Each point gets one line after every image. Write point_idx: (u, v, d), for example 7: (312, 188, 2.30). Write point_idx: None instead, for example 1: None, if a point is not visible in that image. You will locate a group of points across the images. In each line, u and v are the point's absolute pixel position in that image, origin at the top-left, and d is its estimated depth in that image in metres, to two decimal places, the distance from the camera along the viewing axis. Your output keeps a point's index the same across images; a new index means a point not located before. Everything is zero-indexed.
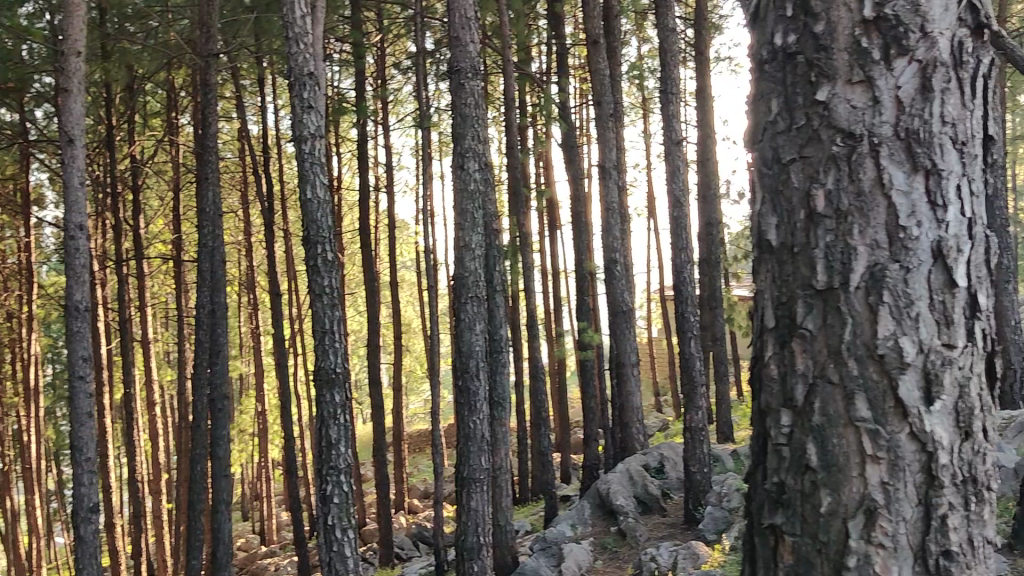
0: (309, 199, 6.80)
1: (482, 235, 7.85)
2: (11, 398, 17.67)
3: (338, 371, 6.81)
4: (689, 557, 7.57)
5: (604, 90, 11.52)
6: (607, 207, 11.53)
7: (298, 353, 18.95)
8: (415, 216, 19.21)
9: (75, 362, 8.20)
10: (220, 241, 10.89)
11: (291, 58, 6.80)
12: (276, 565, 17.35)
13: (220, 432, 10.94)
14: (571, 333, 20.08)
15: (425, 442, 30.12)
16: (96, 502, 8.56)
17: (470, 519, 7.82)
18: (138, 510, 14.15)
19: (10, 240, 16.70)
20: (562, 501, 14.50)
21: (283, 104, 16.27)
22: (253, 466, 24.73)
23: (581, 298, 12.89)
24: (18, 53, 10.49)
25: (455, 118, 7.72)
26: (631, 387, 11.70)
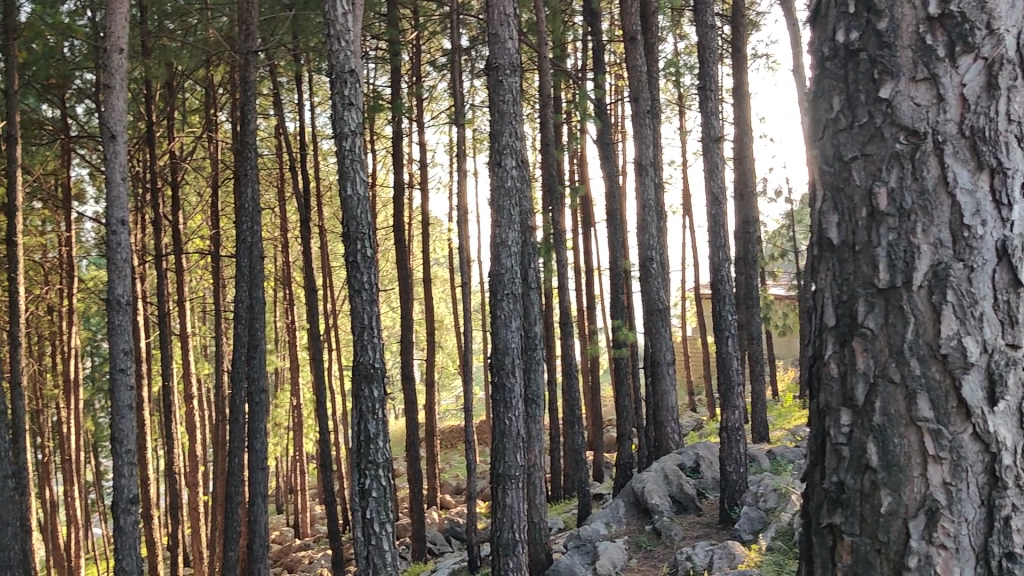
0: (349, 195, 6.84)
1: (519, 232, 7.82)
2: (52, 390, 17.92)
3: (377, 366, 6.84)
4: (725, 557, 7.55)
5: (642, 87, 11.45)
6: (644, 205, 11.48)
7: (333, 348, 19.06)
8: (449, 213, 19.24)
9: (117, 356, 8.31)
10: (258, 237, 10.98)
11: (333, 55, 6.82)
12: (310, 558, 17.48)
13: (257, 425, 11.03)
14: (605, 330, 20.02)
15: (457, 438, 30.23)
16: (135, 494, 8.66)
17: (506, 516, 7.83)
18: (175, 502, 14.31)
19: (52, 234, 16.95)
20: (595, 498, 14.48)
21: (320, 101, 16.37)
22: (288, 459, 24.94)
23: (616, 295, 12.86)
24: (61, 50, 10.62)
25: (493, 115, 7.73)
26: (667, 386, 11.65)
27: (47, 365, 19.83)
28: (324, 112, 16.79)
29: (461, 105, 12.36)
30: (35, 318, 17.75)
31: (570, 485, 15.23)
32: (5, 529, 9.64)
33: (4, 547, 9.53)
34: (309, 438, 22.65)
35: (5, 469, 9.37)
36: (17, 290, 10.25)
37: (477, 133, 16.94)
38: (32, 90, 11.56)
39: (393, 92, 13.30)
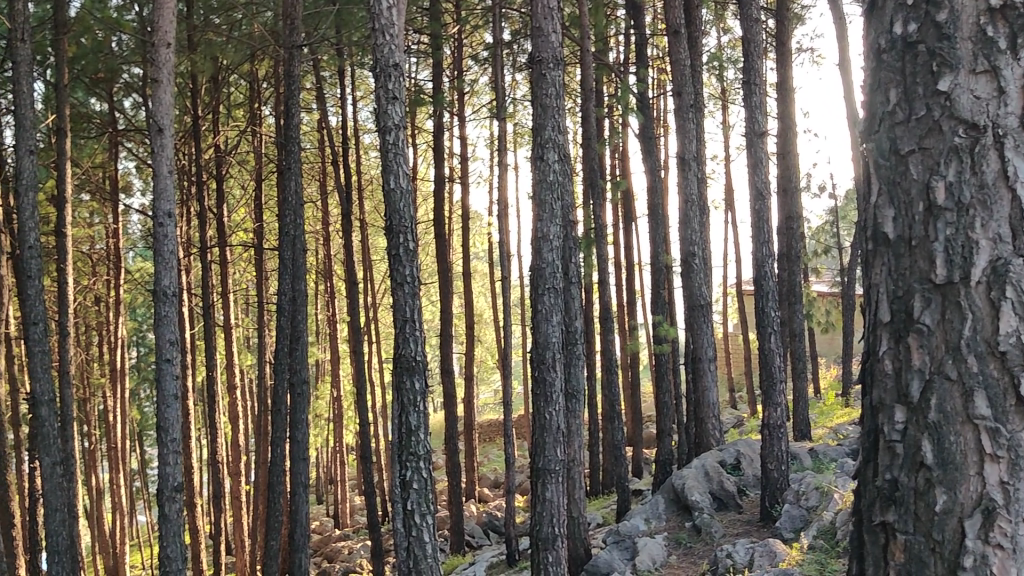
0: (392, 188, 6.88)
1: (560, 226, 7.80)
2: (99, 379, 18.24)
3: (418, 358, 6.86)
4: (766, 555, 7.49)
5: (685, 81, 11.37)
6: (686, 199, 11.42)
7: (373, 341, 19.17)
8: (490, 207, 19.25)
9: (163, 346, 8.44)
10: (301, 231, 11.07)
11: (378, 48, 6.85)
12: (349, 548, 17.62)
13: (299, 415, 11.11)
14: (646, 326, 19.94)
15: (497, 431, 30.28)
16: (179, 482, 8.77)
17: (545, 510, 7.83)
18: (217, 491, 14.49)
19: (100, 226, 17.24)
20: (634, 494, 14.44)
21: (362, 95, 16.46)
22: (328, 451, 25.17)
23: (657, 291, 12.80)
24: (110, 44, 10.95)
25: (535, 109, 7.72)
26: (708, 382, 11.57)
27: (94, 356, 20.21)
28: (366, 106, 16.88)
29: (503, 99, 12.35)
30: (83, 309, 18.07)
31: (609, 480, 15.18)
32: (54, 515, 9.83)
33: (53, 532, 9.74)
34: (350, 429, 22.83)
35: (54, 455, 9.56)
36: (67, 281, 10.43)
37: (518, 127, 16.93)
38: (81, 85, 11.77)
39: (434, 86, 13.34)
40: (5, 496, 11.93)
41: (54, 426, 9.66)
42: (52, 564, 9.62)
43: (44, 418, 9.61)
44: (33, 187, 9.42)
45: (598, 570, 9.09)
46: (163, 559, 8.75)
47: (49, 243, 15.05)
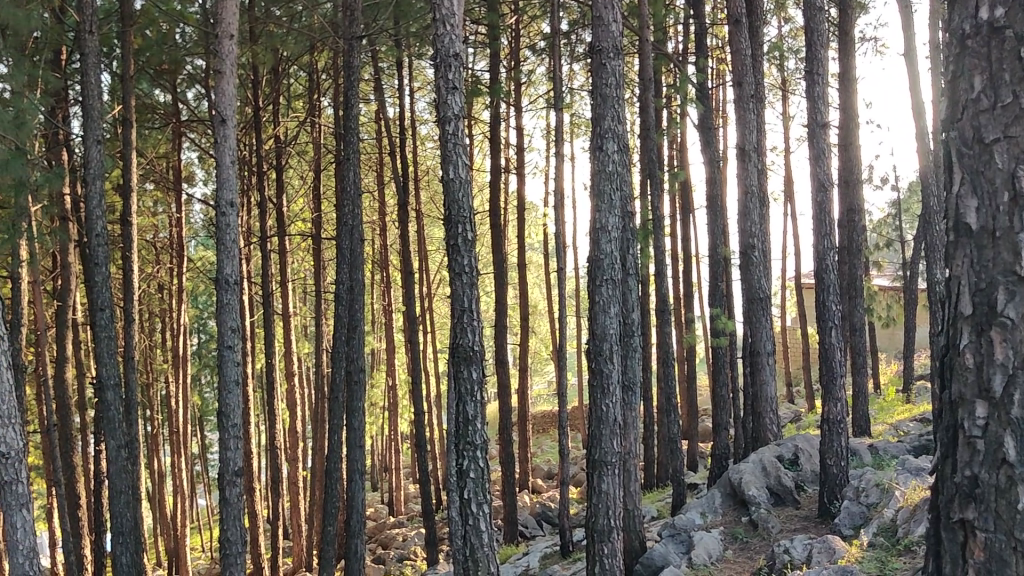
0: (451, 178, 6.91)
1: (619, 218, 7.76)
2: (161, 364, 18.62)
3: (476, 348, 6.87)
4: (824, 552, 7.37)
5: (746, 71, 11.23)
6: (746, 190, 11.31)
7: (429, 331, 19.29)
8: (546, 198, 19.19)
9: (224, 333, 8.59)
10: (358, 220, 11.15)
11: (439, 38, 6.85)
12: (404, 535, 17.77)
13: (355, 403, 11.20)
14: (703, 319, 19.76)
15: (551, 422, 30.28)
16: (239, 467, 8.90)
17: (601, 502, 7.78)
18: (276, 476, 14.71)
19: (164, 215, 17.59)
20: (689, 488, 14.37)
21: (420, 86, 16.54)
22: (383, 439, 25.40)
23: (715, 283, 12.68)
24: (173, 37, 11.30)
25: (595, 99, 7.67)
26: (767, 376, 11.42)
27: (157, 342, 20.66)
28: (424, 96, 16.94)
29: (560, 89, 12.30)
30: (147, 296, 18.46)
31: (664, 474, 15.09)
32: (119, 497, 10.07)
33: (118, 513, 9.97)
34: (404, 418, 23.01)
35: (119, 439, 9.79)
36: (133, 269, 10.65)
37: (575, 118, 16.84)
38: (147, 76, 12.04)
39: (492, 77, 13.35)
40: (73, 478, 12.25)
41: (119, 411, 9.89)
42: (116, 544, 9.85)
43: (110, 402, 9.84)
44: (101, 177, 9.64)
45: (653, 562, 8.96)
46: (224, 541, 8.89)
47: (115, 232, 15.39)
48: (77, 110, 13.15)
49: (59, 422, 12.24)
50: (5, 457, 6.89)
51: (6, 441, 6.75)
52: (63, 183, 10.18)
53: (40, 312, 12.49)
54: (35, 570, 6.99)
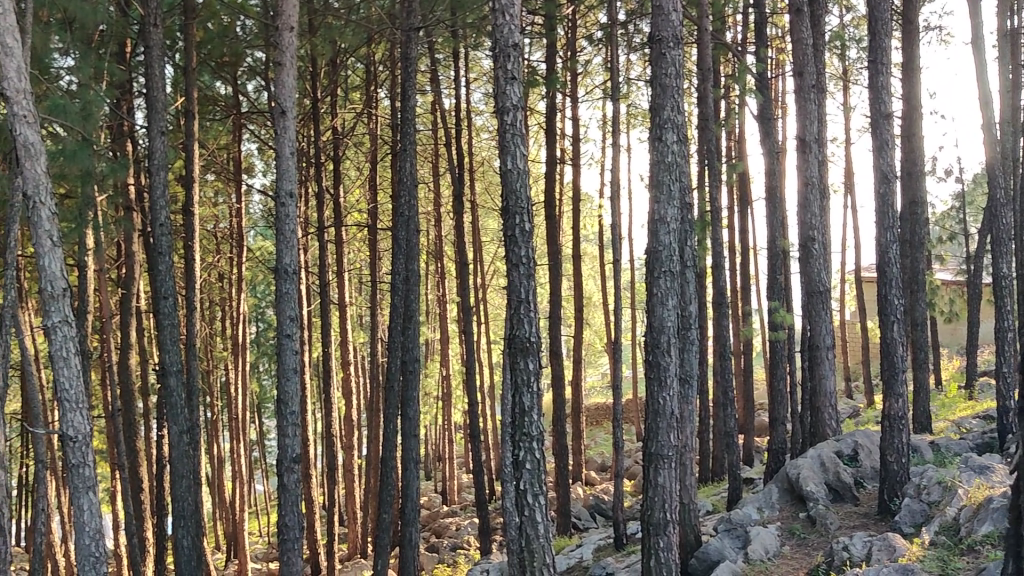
0: (509, 168, 6.90)
1: (677, 209, 7.69)
2: (221, 352, 18.92)
3: (533, 339, 6.86)
4: (884, 549, 7.25)
5: (807, 61, 11.05)
6: (806, 182, 11.14)
7: (483, 322, 19.34)
8: (602, 189, 19.10)
9: (283, 322, 8.68)
10: (414, 211, 11.21)
11: (498, 28, 6.84)
12: (458, 525, 17.86)
13: (411, 393, 11.26)
14: (760, 312, 19.52)
15: (604, 415, 30.21)
16: (298, 453, 9.01)
17: (657, 495, 7.72)
18: (332, 463, 14.85)
19: (224, 205, 17.86)
20: (745, 482, 14.22)
21: (476, 77, 16.58)
22: (438, 428, 25.57)
23: (773, 276, 12.50)
24: (234, 29, 11.45)
25: (654, 89, 7.61)
26: (826, 371, 11.23)
27: (218, 331, 21.02)
28: (479, 87, 16.96)
29: (617, 79, 12.20)
30: (208, 285, 18.79)
31: (720, 467, 14.96)
32: (181, 481, 10.25)
33: (179, 497, 10.15)
34: (458, 408, 23.11)
35: (182, 424, 9.96)
36: (195, 258, 10.81)
37: (632, 108, 16.73)
38: (208, 68, 12.24)
39: (548, 68, 13.32)
40: (136, 462, 12.51)
41: (182, 397, 10.06)
42: (177, 527, 10.02)
43: (173, 388, 10.03)
44: (164, 169, 9.81)
45: (708, 557, 8.88)
46: (282, 527, 9.00)
47: (178, 222, 15.67)
48: (141, 102, 13.38)
49: (123, 407, 12.51)
50: (72, 442, 7.05)
51: (74, 426, 6.92)
52: (127, 174, 10.38)
53: (105, 300, 12.77)
54: (101, 552, 7.15)
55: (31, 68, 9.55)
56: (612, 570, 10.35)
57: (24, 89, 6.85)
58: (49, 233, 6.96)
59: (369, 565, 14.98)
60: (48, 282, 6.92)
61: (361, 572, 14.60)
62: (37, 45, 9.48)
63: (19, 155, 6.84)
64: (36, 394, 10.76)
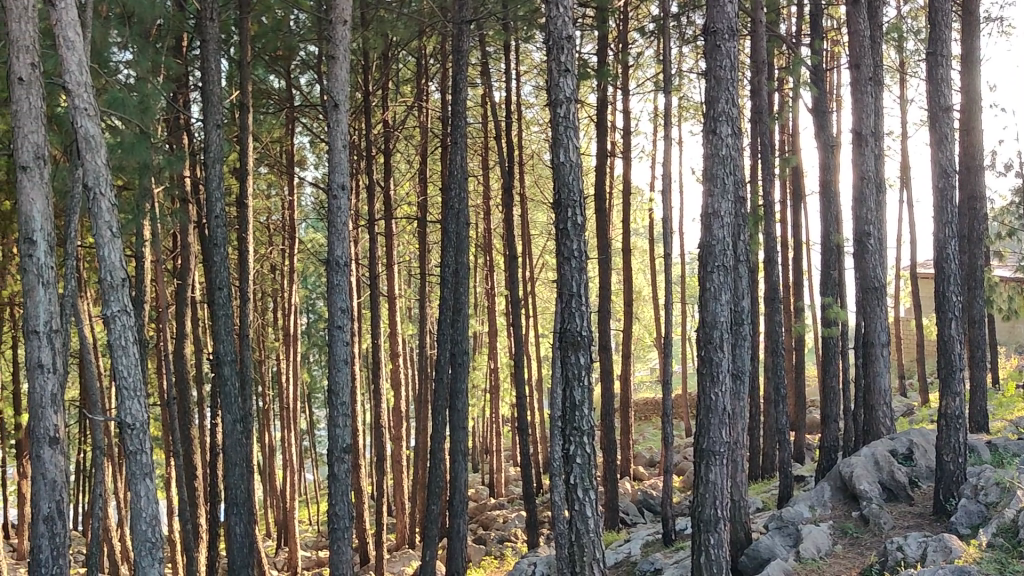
0: (562, 162, 6.88)
1: (732, 202, 7.61)
2: (274, 342, 19.14)
3: (585, 333, 6.82)
4: (940, 550, 7.11)
5: (864, 52, 10.86)
6: (862, 176, 10.96)
7: (532, 315, 19.32)
8: (652, 182, 18.95)
9: (334, 313, 8.75)
10: (464, 205, 11.22)
11: (552, 21, 6.82)
12: (505, 517, 17.86)
13: (459, 385, 11.27)
14: (813, 308, 19.24)
15: (652, 410, 30.03)
16: (348, 444, 9.06)
17: (708, 492, 7.64)
18: (381, 453, 14.93)
19: (276, 198, 18.05)
20: (796, 480, 14.04)
21: (526, 70, 16.55)
22: (486, 421, 25.64)
23: (827, 271, 12.31)
24: (288, 23, 11.53)
25: (709, 81, 7.52)
26: (881, 369, 11.02)
27: (270, 321, 21.26)
28: (530, 80, 16.95)
29: (669, 71, 12.09)
30: (260, 276, 19.02)
31: (770, 464, 14.76)
32: (234, 470, 10.37)
33: (232, 485, 10.27)
34: (506, 401, 23.12)
35: (235, 413, 10.07)
36: (249, 250, 10.95)
37: (684, 101, 16.59)
38: (263, 62, 12.39)
39: (599, 60, 13.28)
40: (190, 449, 12.68)
41: (235, 385, 10.19)
42: (230, 514, 10.14)
43: (227, 377, 10.16)
44: (219, 162, 9.93)
45: (759, 555, 8.78)
46: (332, 516, 9.05)
47: (232, 214, 15.88)
48: (197, 95, 13.55)
49: (178, 394, 12.71)
50: (130, 429, 7.17)
51: (132, 413, 7.04)
52: (183, 166, 10.53)
53: (161, 290, 12.98)
54: (156, 537, 7.27)
55: (91, 62, 9.71)
56: (661, 566, 10.28)
57: (85, 82, 6.97)
58: (109, 224, 7.09)
59: (416, 556, 15.05)
60: (108, 272, 7.05)
61: (409, 562, 14.67)
62: (96, 39, 9.64)
63: (80, 147, 6.96)
64: (93, 381, 10.97)
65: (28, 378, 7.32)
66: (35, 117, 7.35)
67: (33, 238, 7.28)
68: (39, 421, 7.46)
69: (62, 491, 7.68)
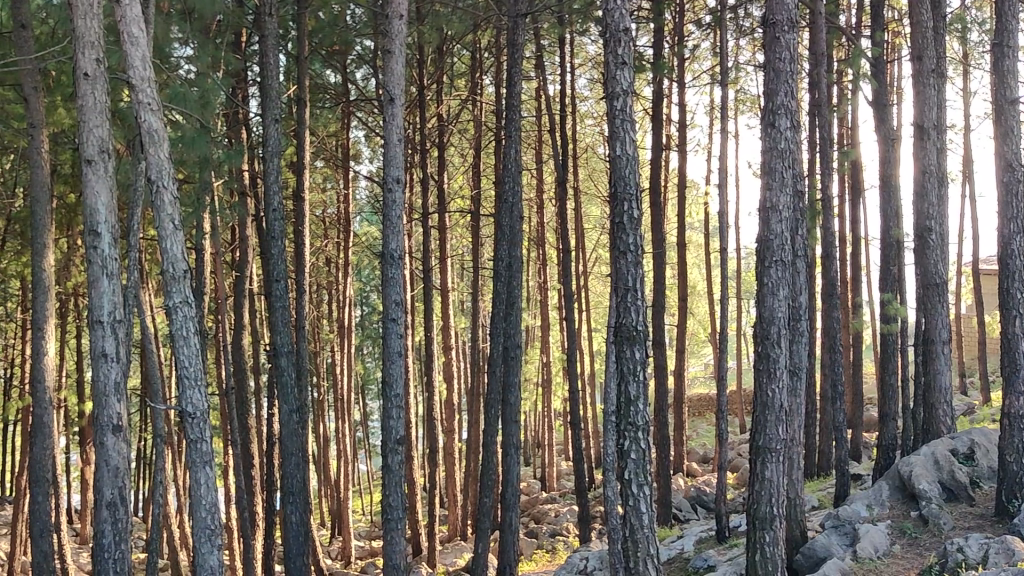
0: (618, 155, 6.85)
1: (790, 196, 7.51)
2: (328, 334, 19.35)
3: (640, 328, 6.79)
4: (1002, 552, 6.98)
5: (927, 44, 10.64)
6: (923, 170, 10.76)
7: (584, 309, 19.28)
8: (708, 175, 18.78)
9: (389, 306, 8.81)
10: (518, 198, 11.22)
11: (609, 13, 6.78)
12: (557, 511, 17.86)
13: (512, 379, 11.24)
14: (871, 304, 18.92)
15: (706, 406, 29.80)
16: (402, 435, 9.12)
17: (764, 489, 7.55)
18: (434, 445, 15.02)
19: (332, 191, 18.25)
20: (854, 479, 13.83)
21: (581, 63, 16.51)
22: (537, 414, 25.68)
23: (886, 267, 12.08)
24: (344, 18, 11.63)
25: (768, 74, 7.43)
26: (942, 366, 10.80)
27: (325, 313, 21.50)
28: (584, 73, 16.90)
29: (726, 63, 11.95)
30: (316, 268, 19.26)
31: (825, 462, 14.56)
32: (290, 459, 10.49)
33: (288, 474, 10.39)
34: (558, 395, 23.13)
35: (291, 402, 10.21)
36: (305, 243, 11.07)
37: (740, 94, 16.38)
38: (319, 57, 12.52)
39: (655, 53, 13.17)
40: (247, 439, 12.88)
41: (292, 376, 10.33)
42: (285, 503, 10.25)
43: (284, 368, 10.29)
44: (276, 156, 10.05)
45: (815, 553, 8.68)
46: (386, 506, 9.12)
47: (289, 207, 16.09)
48: (255, 89, 13.73)
49: (236, 384, 12.91)
50: (191, 418, 7.31)
51: (192, 402, 7.17)
52: (242, 160, 10.67)
53: (220, 282, 13.21)
54: (215, 525, 7.38)
55: (153, 57, 9.88)
56: (714, 563, 10.21)
57: (148, 77, 7.10)
58: (171, 217, 7.23)
59: (468, 548, 15.11)
60: (170, 264, 7.20)
61: (461, 554, 14.74)
62: (158, 35, 9.81)
63: (144, 141, 7.10)
64: (155, 370, 11.19)
65: (92, 366, 7.51)
66: (99, 111, 7.53)
67: (98, 230, 7.44)
68: (103, 409, 7.60)
69: (124, 478, 7.85)
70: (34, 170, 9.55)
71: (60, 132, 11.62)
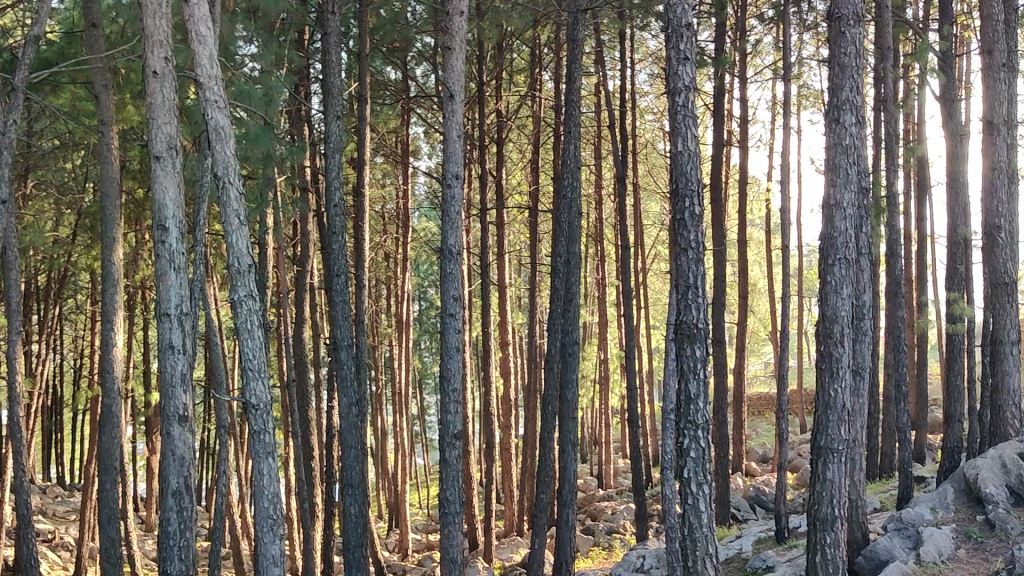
0: (680, 150, 6.81)
1: (855, 193, 7.40)
2: (387, 328, 19.53)
3: (701, 326, 6.73)
4: None
5: (998, 37, 10.40)
6: (993, 166, 10.52)
7: (642, 305, 19.21)
8: (770, 172, 18.55)
9: (447, 300, 8.86)
10: (576, 195, 11.21)
11: (671, 8, 6.73)
12: (614, 509, 17.81)
13: (569, 376, 11.24)
14: (937, 304, 18.52)
15: (767, 405, 29.48)
16: (459, 430, 9.17)
17: (826, 490, 7.44)
18: (490, 440, 15.06)
19: (392, 187, 18.41)
20: (917, 481, 13.54)
21: (641, 58, 16.44)
22: (595, 411, 25.61)
23: (954, 265, 11.81)
24: (405, 16, 11.73)
25: (833, 68, 7.32)
26: (1011, 366, 10.51)
27: (384, 307, 21.70)
28: (643, 68, 16.83)
29: (791, 57, 11.79)
30: (376, 263, 19.46)
31: (888, 464, 14.29)
32: (349, 451, 10.62)
33: (347, 466, 10.50)
34: (615, 392, 23.03)
35: (350, 395, 10.34)
36: (365, 237, 11.20)
37: (803, 89, 16.15)
38: (380, 54, 12.64)
39: (717, 48, 13.05)
40: (307, 431, 13.05)
41: (351, 369, 10.45)
42: (344, 495, 10.36)
43: (343, 361, 10.42)
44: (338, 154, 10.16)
45: (877, 555, 8.54)
46: (443, 500, 9.15)
47: (350, 202, 16.28)
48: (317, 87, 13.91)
49: (297, 377, 13.11)
50: (255, 409, 7.43)
51: (256, 393, 7.29)
52: (304, 156, 10.81)
53: (282, 277, 13.44)
54: (277, 514, 7.47)
55: (219, 56, 10.07)
56: (774, 564, 10.11)
57: (214, 75, 7.24)
58: (237, 213, 7.35)
59: (524, 543, 15.13)
60: (235, 258, 7.32)
61: (517, 549, 14.80)
62: (225, 34, 10.00)
63: (211, 138, 7.24)
64: (219, 362, 11.39)
65: (160, 358, 7.68)
66: (168, 109, 7.71)
67: (166, 226, 7.60)
68: (169, 400, 7.77)
69: (190, 468, 8.00)
70: (104, 166, 9.79)
71: (130, 129, 11.91)
